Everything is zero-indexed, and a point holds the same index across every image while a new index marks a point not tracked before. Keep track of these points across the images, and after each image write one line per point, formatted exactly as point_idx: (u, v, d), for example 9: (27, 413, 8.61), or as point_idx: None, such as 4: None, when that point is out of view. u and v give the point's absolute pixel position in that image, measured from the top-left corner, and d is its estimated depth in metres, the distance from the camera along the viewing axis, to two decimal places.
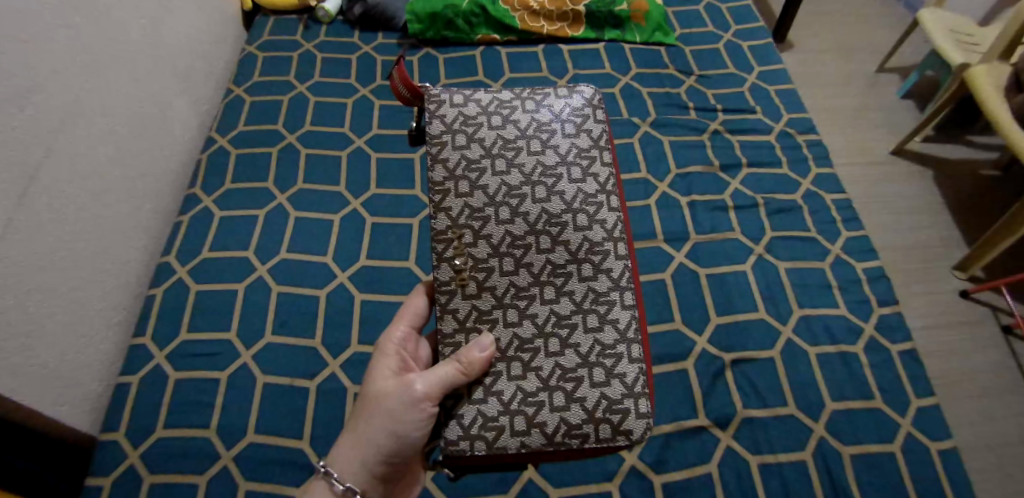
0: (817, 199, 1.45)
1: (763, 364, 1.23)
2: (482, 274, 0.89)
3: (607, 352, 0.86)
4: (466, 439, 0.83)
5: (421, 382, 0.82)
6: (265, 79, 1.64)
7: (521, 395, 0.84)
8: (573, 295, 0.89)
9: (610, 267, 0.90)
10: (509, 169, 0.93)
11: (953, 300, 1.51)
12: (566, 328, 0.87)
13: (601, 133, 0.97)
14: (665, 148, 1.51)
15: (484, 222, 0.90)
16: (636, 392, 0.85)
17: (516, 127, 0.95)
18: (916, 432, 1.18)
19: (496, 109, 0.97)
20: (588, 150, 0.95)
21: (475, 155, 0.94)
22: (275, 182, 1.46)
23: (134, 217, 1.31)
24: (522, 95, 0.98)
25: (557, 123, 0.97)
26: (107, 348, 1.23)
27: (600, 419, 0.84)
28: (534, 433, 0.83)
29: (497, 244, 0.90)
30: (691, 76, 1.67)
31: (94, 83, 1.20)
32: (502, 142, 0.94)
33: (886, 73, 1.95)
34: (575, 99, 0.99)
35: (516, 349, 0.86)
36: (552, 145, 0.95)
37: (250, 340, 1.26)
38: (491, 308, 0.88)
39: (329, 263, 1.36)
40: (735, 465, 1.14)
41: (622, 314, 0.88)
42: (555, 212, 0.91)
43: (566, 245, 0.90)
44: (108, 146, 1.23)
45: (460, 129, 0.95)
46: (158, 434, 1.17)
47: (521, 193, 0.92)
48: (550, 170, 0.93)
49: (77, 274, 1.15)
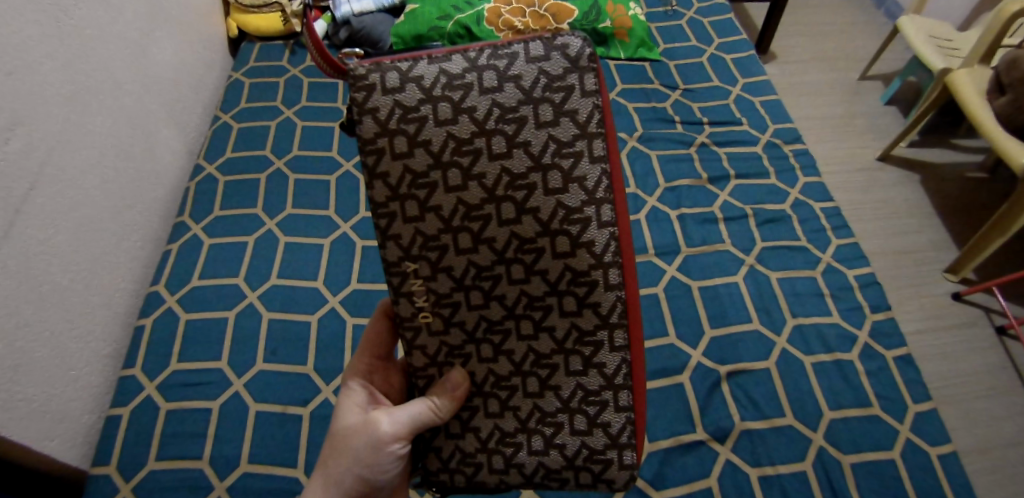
0: (806, 208, 1.46)
1: (759, 375, 1.23)
2: (448, 309, 0.81)
3: (591, 399, 0.84)
4: (446, 472, 0.86)
5: (390, 423, 0.84)
6: (253, 105, 1.64)
7: (500, 435, 0.85)
8: (554, 332, 0.82)
9: (598, 301, 0.81)
10: (466, 183, 0.76)
11: (945, 303, 1.51)
12: (546, 369, 0.83)
13: (590, 113, 0.76)
14: (652, 163, 1.51)
15: (442, 252, 0.78)
16: (622, 444, 0.84)
17: (471, 119, 0.74)
18: (915, 438, 1.18)
19: (444, 92, 0.74)
20: (570, 145, 0.76)
21: (420, 165, 0.75)
22: (264, 207, 1.45)
23: (122, 247, 1.29)
24: (479, 64, 0.74)
25: (529, 104, 0.75)
26: (98, 380, 1.21)
27: (580, 467, 0.85)
28: (512, 473, 0.86)
29: (461, 277, 0.79)
30: (676, 90, 1.68)
31: (77, 115, 1.19)
32: (455, 143, 0.75)
33: (869, 81, 1.98)
34: (553, 60, 0.75)
35: (492, 386, 0.84)
36: (521, 141, 0.75)
37: (241, 368, 1.25)
38: (462, 343, 0.82)
39: (320, 288, 1.35)
40: (735, 477, 1.13)
41: (611, 358, 0.83)
42: (527, 235, 0.78)
43: (543, 275, 0.79)
44: (94, 177, 1.22)
45: (399, 129, 0.74)
46: (150, 467, 1.15)
47: (484, 213, 0.77)
48: (519, 179, 0.76)
49: (66, 306, 1.14)
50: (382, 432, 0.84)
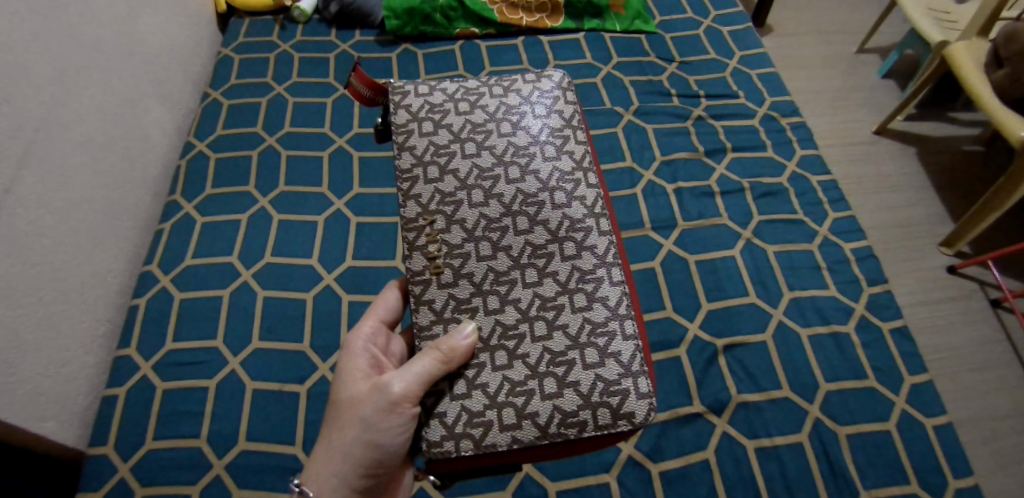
0: (803, 182, 1.46)
1: (756, 348, 1.23)
2: (458, 260, 0.88)
3: (598, 331, 0.85)
4: (451, 439, 0.81)
5: (397, 383, 0.80)
6: (243, 82, 1.61)
7: (509, 386, 0.82)
8: (558, 276, 0.88)
9: (594, 244, 0.89)
10: (479, 152, 0.94)
11: (941, 276, 1.51)
12: (552, 310, 0.86)
13: (573, 113, 0.99)
14: (649, 137, 1.50)
15: (457, 207, 0.91)
16: (635, 371, 0.84)
17: (484, 111, 0.97)
18: (910, 409, 1.19)
19: (463, 96, 0.98)
20: (561, 129, 0.97)
21: (443, 140, 0.95)
22: (256, 186, 1.44)
23: (114, 227, 1.28)
24: (488, 82, 1.00)
25: (527, 105, 0.98)
26: (94, 361, 1.21)
27: (597, 404, 0.82)
28: (526, 426, 0.81)
29: (472, 228, 0.89)
30: (672, 64, 1.66)
31: (65, 93, 1.16)
32: (471, 126, 0.96)
33: (866, 54, 1.96)
34: (544, 83, 1.01)
35: (499, 337, 0.85)
36: (523, 126, 0.96)
37: (237, 347, 1.24)
38: (470, 296, 0.87)
39: (315, 266, 1.34)
40: (732, 450, 1.13)
41: (612, 290, 0.87)
42: (531, 191, 0.92)
43: (545, 225, 0.90)
44: (83, 156, 1.20)
45: (427, 117, 0.97)
46: (148, 446, 1.15)
47: (494, 174, 0.92)
48: (522, 150, 0.94)
49: (58, 287, 1.13)
50: (388, 393, 0.80)
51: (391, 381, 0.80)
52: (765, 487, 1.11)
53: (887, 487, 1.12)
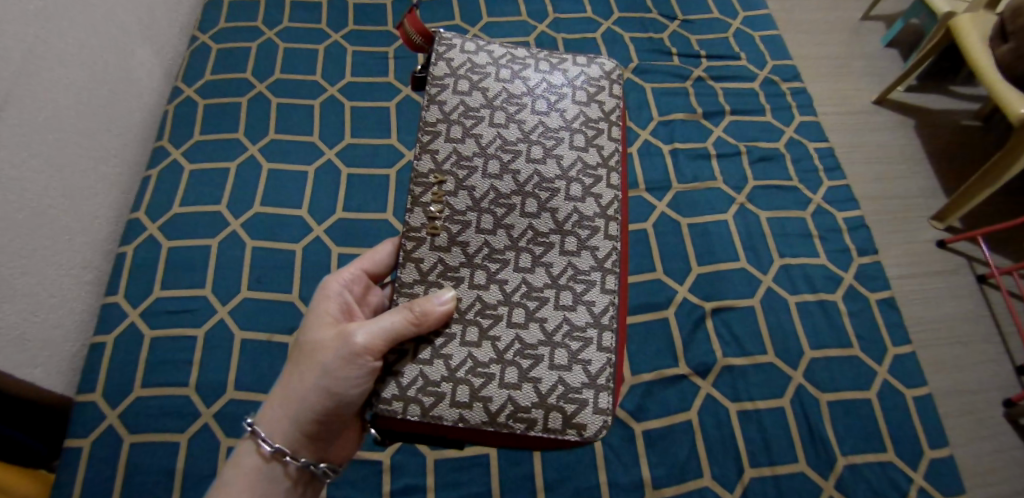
0: (800, 147, 1.45)
1: (743, 312, 1.24)
2: (456, 227, 0.87)
3: (576, 334, 0.84)
4: (401, 401, 0.80)
5: (361, 337, 0.79)
6: (232, 25, 1.58)
7: (471, 364, 0.81)
8: (551, 268, 0.87)
9: (597, 246, 0.88)
10: (508, 123, 0.92)
11: (929, 249, 1.52)
12: (535, 301, 0.85)
13: (613, 108, 0.97)
14: (647, 96, 1.48)
15: (471, 173, 0.89)
16: (599, 385, 0.82)
17: (524, 84, 0.95)
18: (891, 379, 1.21)
19: (507, 64, 0.96)
20: (596, 122, 0.95)
21: (475, 103, 0.92)
22: (246, 133, 1.42)
23: (100, 173, 1.25)
24: (538, 55, 0.98)
25: (569, 89, 0.96)
26: (80, 308, 1.19)
27: (552, 406, 0.81)
28: (476, 408, 0.80)
29: (479, 198, 0.88)
30: (674, 21, 1.63)
31: (49, 32, 1.13)
32: (507, 95, 0.94)
33: (871, 21, 1.92)
34: (592, 69, 0.99)
35: (476, 313, 0.84)
36: (559, 109, 0.94)
37: (226, 296, 1.25)
38: (459, 265, 0.85)
39: (305, 217, 1.33)
40: (715, 412, 1.15)
41: (601, 297, 0.86)
42: (548, 176, 0.90)
43: (553, 213, 0.89)
44: (69, 97, 1.17)
45: (466, 75, 0.94)
46: (136, 393, 1.16)
47: (516, 149, 0.91)
48: (552, 133, 0.93)
49: (45, 232, 1.10)
50: (351, 345, 0.79)
51: (356, 332, 0.79)
52: (745, 449, 1.13)
53: (864, 454, 1.14)
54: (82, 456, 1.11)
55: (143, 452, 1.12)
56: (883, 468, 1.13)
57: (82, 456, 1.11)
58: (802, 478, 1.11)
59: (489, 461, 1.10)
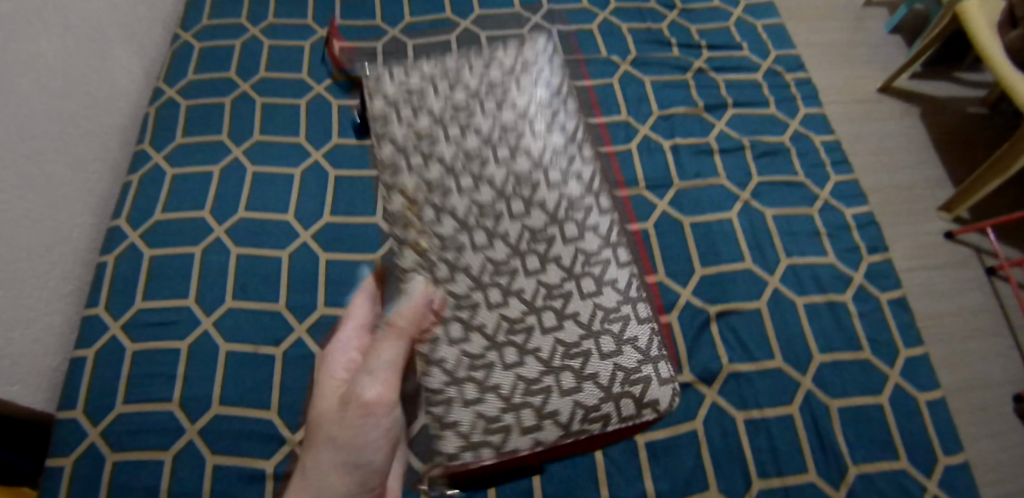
0: (805, 141, 1.39)
1: (749, 314, 1.18)
2: (454, 254, 0.96)
3: (612, 317, 0.92)
4: (470, 449, 0.85)
5: (375, 388, 0.75)
6: (216, 22, 1.52)
7: (523, 386, 0.87)
8: (562, 260, 0.96)
9: (595, 223, 0.99)
10: (465, 135, 1.05)
11: (938, 242, 1.46)
12: (558, 299, 0.93)
13: (561, 80, 1.12)
14: (645, 90, 1.42)
15: (448, 197, 1.00)
16: (653, 356, 0.91)
17: (466, 90, 1.09)
18: (903, 383, 1.16)
19: (439, 79, 1.10)
20: (551, 103, 1.08)
21: (424, 126, 1.06)
22: (230, 135, 1.37)
23: (79, 179, 1.20)
24: (464, 55, 1.12)
25: (509, 80, 1.10)
26: (60, 320, 1.15)
27: (618, 396, 0.88)
28: (547, 426, 0.86)
29: (463, 217, 0.99)
30: (673, 10, 1.57)
31: (20, 36, 1.07)
32: (453, 108, 1.07)
33: (874, 6, 1.86)
34: (526, 53, 1.12)
35: (506, 333, 0.91)
36: (511, 102, 1.08)
37: (211, 306, 1.20)
38: (469, 290, 0.93)
39: (292, 222, 1.28)
40: (721, 421, 1.09)
41: (619, 272, 0.96)
42: (522, 173, 1.02)
43: (543, 207, 0.99)
44: (42, 102, 1.11)
45: (403, 105, 1.07)
46: (119, 410, 1.11)
47: (483, 157, 1.03)
48: (509, 128, 1.06)
49: (18, 247, 1.05)
50: (368, 400, 0.74)
51: (368, 385, 0.75)
52: (752, 459, 1.08)
53: (875, 461, 1.10)
54: (64, 478, 1.06)
55: (128, 472, 1.07)
56: (894, 476, 1.09)
57: (65, 477, 1.06)
58: (811, 488, 1.07)
59: (486, 476, 1.05)
